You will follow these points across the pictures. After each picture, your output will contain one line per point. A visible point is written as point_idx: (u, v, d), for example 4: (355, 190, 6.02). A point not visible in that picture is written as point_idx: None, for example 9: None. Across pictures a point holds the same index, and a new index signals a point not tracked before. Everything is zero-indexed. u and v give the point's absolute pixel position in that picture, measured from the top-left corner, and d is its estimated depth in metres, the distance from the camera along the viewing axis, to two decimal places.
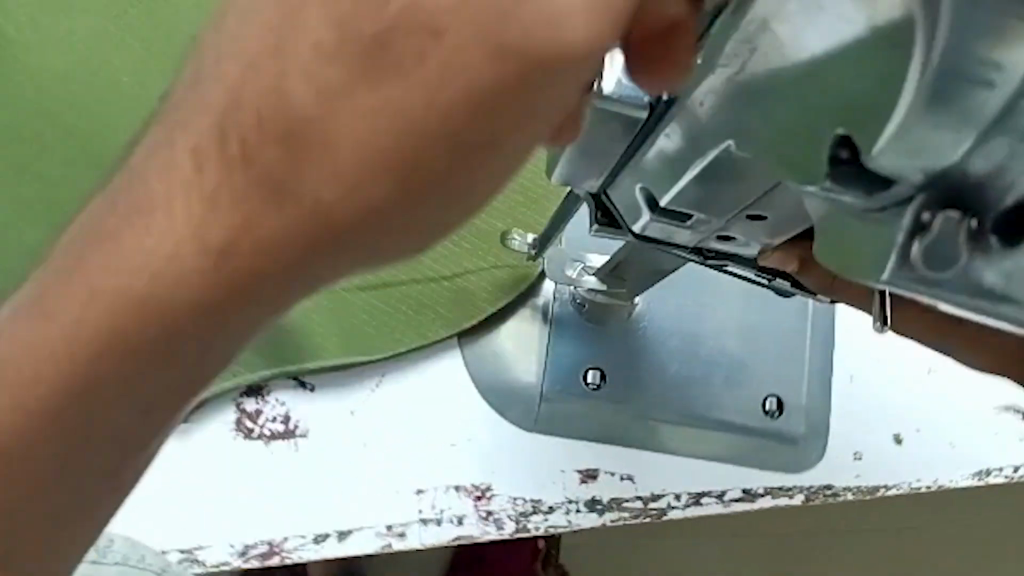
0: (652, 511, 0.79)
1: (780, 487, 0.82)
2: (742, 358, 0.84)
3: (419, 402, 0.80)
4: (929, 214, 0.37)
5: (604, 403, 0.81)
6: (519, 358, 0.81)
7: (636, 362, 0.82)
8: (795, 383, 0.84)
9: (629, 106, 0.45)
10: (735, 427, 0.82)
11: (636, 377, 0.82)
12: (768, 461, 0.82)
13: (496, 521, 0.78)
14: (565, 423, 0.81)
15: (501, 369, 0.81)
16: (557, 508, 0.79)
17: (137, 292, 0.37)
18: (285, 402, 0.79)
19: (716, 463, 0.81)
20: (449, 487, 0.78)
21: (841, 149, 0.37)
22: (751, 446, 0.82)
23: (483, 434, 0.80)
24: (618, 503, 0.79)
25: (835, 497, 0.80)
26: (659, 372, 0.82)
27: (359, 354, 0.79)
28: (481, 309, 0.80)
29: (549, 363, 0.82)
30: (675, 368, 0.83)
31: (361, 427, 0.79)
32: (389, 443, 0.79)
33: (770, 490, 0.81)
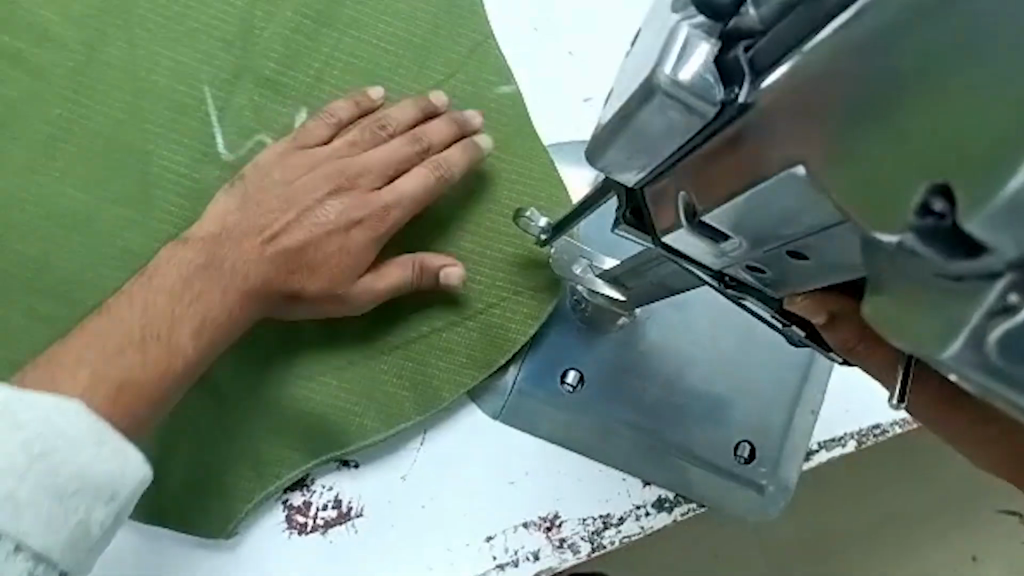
0: (718, 494, 0.78)
1: (831, 438, 0.81)
2: (728, 387, 0.80)
3: (465, 451, 0.78)
4: (1017, 298, 0.27)
5: (584, 406, 0.77)
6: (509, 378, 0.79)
7: (625, 392, 0.78)
8: (778, 421, 0.80)
9: (696, 91, 0.37)
10: (713, 462, 0.79)
11: (625, 405, 0.78)
12: (726, 498, 0.78)
13: (571, 547, 0.77)
14: (554, 427, 0.78)
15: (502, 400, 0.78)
16: (627, 518, 0.78)
17: (212, 286, 0.69)
18: (331, 485, 0.77)
19: (700, 505, 0.78)
20: (518, 526, 0.77)
21: (933, 198, 0.28)
22: (721, 483, 0.79)
23: (537, 463, 0.78)
24: (684, 496, 0.78)
25: (884, 434, 0.81)
26: (655, 385, 0.78)
27: (380, 432, 0.76)
28: (473, 345, 0.78)
29: (527, 375, 0.78)
30: (664, 393, 0.79)
31: (414, 490, 0.77)
32: (447, 498, 0.77)
33: (823, 444, 0.81)
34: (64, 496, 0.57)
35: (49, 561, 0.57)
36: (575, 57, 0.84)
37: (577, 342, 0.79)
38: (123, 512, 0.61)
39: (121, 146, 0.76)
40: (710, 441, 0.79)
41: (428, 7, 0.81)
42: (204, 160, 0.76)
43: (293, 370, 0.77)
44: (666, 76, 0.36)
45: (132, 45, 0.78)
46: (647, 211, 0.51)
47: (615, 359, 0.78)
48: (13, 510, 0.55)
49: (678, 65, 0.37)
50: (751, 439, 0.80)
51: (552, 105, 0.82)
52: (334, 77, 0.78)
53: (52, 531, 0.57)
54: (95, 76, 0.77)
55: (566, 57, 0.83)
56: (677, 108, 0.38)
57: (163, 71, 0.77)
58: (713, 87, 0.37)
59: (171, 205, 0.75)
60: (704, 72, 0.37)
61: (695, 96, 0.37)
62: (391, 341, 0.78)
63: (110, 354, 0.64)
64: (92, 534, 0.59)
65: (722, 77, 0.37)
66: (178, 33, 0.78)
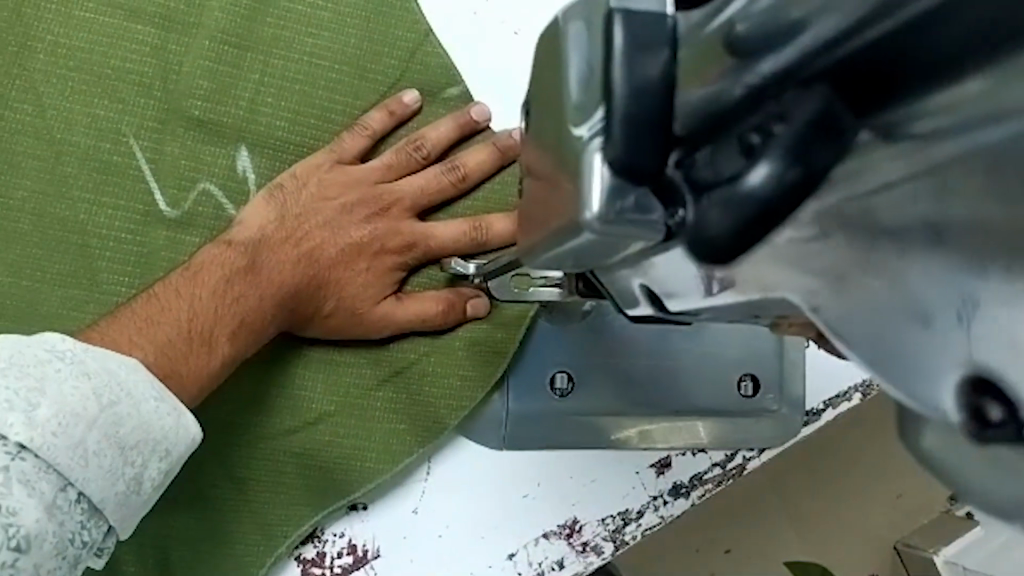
0: (732, 470, 0.77)
1: (837, 394, 0.79)
2: (704, 334, 0.74)
3: (473, 477, 0.75)
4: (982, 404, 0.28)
5: (577, 405, 0.73)
6: (497, 402, 0.74)
7: (613, 369, 0.73)
8: (769, 350, 0.75)
9: (634, 223, 0.29)
10: (721, 410, 0.75)
11: (612, 390, 0.73)
12: (750, 441, 0.75)
13: (595, 549, 0.75)
14: (552, 440, 0.73)
15: (495, 426, 0.74)
16: (646, 510, 0.76)
17: (270, 282, 0.68)
18: (342, 531, 0.73)
19: (729, 453, 0.77)
20: (540, 538, 0.74)
21: (985, 402, 0.28)
22: (733, 430, 0.75)
23: (550, 473, 0.75)
24: (700, 479, 0.77)
25: None
26: (640, 359, 0.73)
27: (383, 474, 0.73)
28: (450, 378, 0.75)
29: (511, 392, 0.74)
30: (646, 360, 0.73)
31: (428, 522, 0.74)
32: (466, 528, 0.74)
33: (829, 401, 0.78)
34: (125, 446, 0.55)
35: (103, 512, 0.55)
36: (522, 36, 0.77)
37: (548, 337, 0.75)
38: (174, 470, 0.58)
39: (51, 219, 0.69)
40: (708, 390, 0.74)
41: (356, 10, 0.74)
42: (145, 220, 0.70)
43: (274, 416, 0.73)
44: (593, 216, 0.29)
45: (42, 106, 0.70)
46: (602, 288, 0.47)
47: (591, 344, 0.73)
48: (85, 454, 0.53)
49: (600, 195, 0.29)
50: (753, 375, 0.75)
51: (504, 97, 0.77)
52: (269, 104, 0.72)
53: (110, 481, 0.54)
54: (7, 147, 0.69)
55: (513, 37, 0.77)
56: (626, 240, 0.30)
57: (82, 130, 0.70)
58: (651, 206, 0.29)
59: (117, 276, 0.69)
60: (624, 192, 0.29)
61: (638, 230, 0.29)
62: (379, 374, 0.75)
63: (184, 323, 0.65)
64: (144, 492, 0.57)
65: (660, 196, 0.29)
66: (87, 83, 0.71)
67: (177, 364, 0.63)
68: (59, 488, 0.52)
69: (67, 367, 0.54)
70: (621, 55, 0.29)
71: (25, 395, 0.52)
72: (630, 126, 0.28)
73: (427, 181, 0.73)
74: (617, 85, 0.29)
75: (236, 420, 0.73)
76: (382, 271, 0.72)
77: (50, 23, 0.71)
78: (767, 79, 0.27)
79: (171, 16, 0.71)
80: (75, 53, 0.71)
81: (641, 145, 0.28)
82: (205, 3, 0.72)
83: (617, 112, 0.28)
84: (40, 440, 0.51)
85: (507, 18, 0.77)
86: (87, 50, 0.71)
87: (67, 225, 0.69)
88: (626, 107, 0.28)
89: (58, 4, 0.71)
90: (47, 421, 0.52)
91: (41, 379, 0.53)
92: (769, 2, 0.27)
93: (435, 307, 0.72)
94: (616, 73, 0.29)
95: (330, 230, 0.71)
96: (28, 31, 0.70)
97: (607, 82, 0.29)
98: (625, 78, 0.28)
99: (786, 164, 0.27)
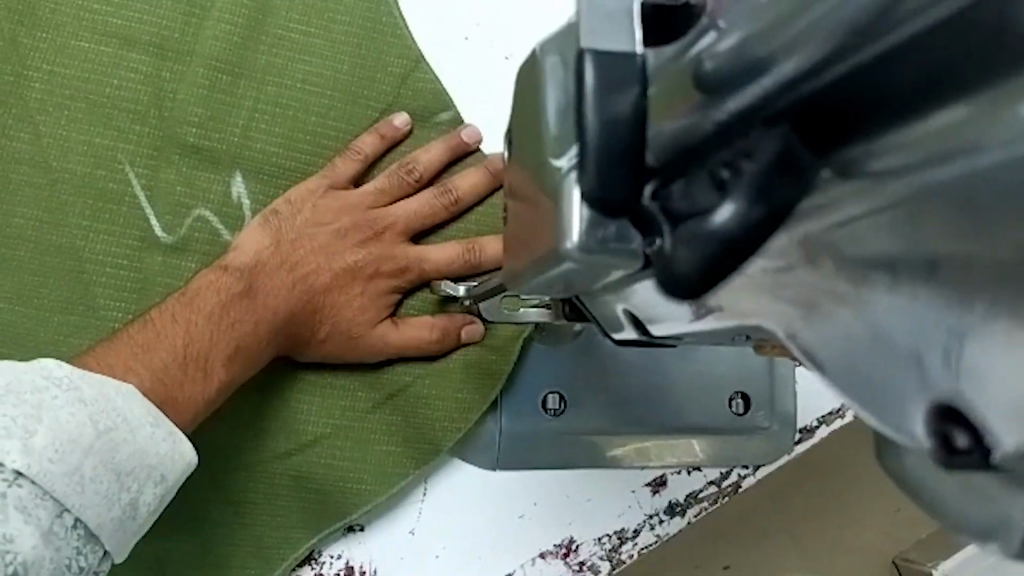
0: (728, 488, 0.77)
1: (831, 411, 0.79)
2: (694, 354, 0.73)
3: (469, 498, 0.75)
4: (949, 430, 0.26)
5: (572, 426, 0.73)
6: (491, 424, 0.74)
7: (605, 388, 0.73)
8: (761, 367, 0.75)
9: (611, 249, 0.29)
10: (715, 428, 0.74)
11: (604, 411, 0.73)
12: (743, 458, 0.75)
13: (592, 569, 0.74)
14: (546, 461, 0.73)
15: (491, 448, 0.74)
16: (641, 529, 0.75)
17: (267, 306, 0.69)
18: (341, 553, 0.74)
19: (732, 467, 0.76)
20: (535, 558, 0.74)
21: (951, 430, 0.26)
22: (727, 450, 0.74)
23: (546, 492, 0.75)
24: (695, 497, 0.76)
25: None
26: (632, 378, 0.73)
27: (380, 495, 0.73)
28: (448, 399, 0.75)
29: (504, 414, 0.74)
30: (639, 377, 0.73)
31: (424, 541, 0.74)
32: (462, 548, 0.74)
33: (823, 419, 0.79)
34: (121, 471, 0.56)
35: (99, 538, 0.55)
36: (512, 61, 0.78)
37: (536, 355, 0.74)
38: (169, 495, 0.59)
39: (47, 245, 0.70)
40: (701, 409, 0.74)
41: (348, 38, 0.75)
42: (140, 246, 0.71)
43: (271, 440, 0.74)
44: (574, 246, 0.29)
45: (38, 134, 0.71)
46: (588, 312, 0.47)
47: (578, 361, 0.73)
48: (82, 480, 0.53)
49: (579, 226, 0.29)
50: (745, 392, 0.74)
51: (496, 120, 0.77)
52: (263, 130, 0.72)
53: (107, 506, 0.55)
54: (4, 175, 0.70)
55: (503, 62, 0.78)
56: (602, 268, 0.30)
57: (78, 157, 0.71)
58: (628, 234, 0.29)
59: (113, 302, 0.70)
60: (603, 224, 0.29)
61: (617, 258, 0.29)
62: (374, 397, 0.75)
63: (181, 347, 0.65)
64: (139, 516, 0.57)
65: (637, 226, 0.29)
66: (83, 112, 0.71)
67: (172, 389, 0.64)
68: (56, 514, 0.52)
69: (63, 395, 0.55)
70: (592, 91, 0.29)
71: (23, 422, 0.52)
72: (608, 163, 0.28)
73: (421, 206, 0.74)
74: (589, 117, 0.28)
75: (233, 443, 0.74)
76: (374, 297, 0.73)
77: (46, 52, 0.72)
78: (733, 117, 0.27)
79: (166, 44, 0.72)
80: (71, 82, 0.71)
81: (616, 179, 0.28)
82: (200, 31, 0.73)
83: (592, 146, 0.28)
84: (37, 466, 0.51)
85: (497, 43, 0.78)
86: (83, 80, 0.72)
87: (64, 252, 0.70)
88: (600, 139, 0.28)
89: (55, 34, 0.72)
90: (44, 448, 0.52)
91: (38, 407, 0.53)
92: (733, 41, 0.26)
93: (429, 330, 0.73)
94: (588, 112, 0.28)
95: (324, 255, 0.72)
96: (25, 61, 0.71)
97: (580, 114, 0.29)
98: (597, 111, 0.28)
99: (751, 203, 0.27)
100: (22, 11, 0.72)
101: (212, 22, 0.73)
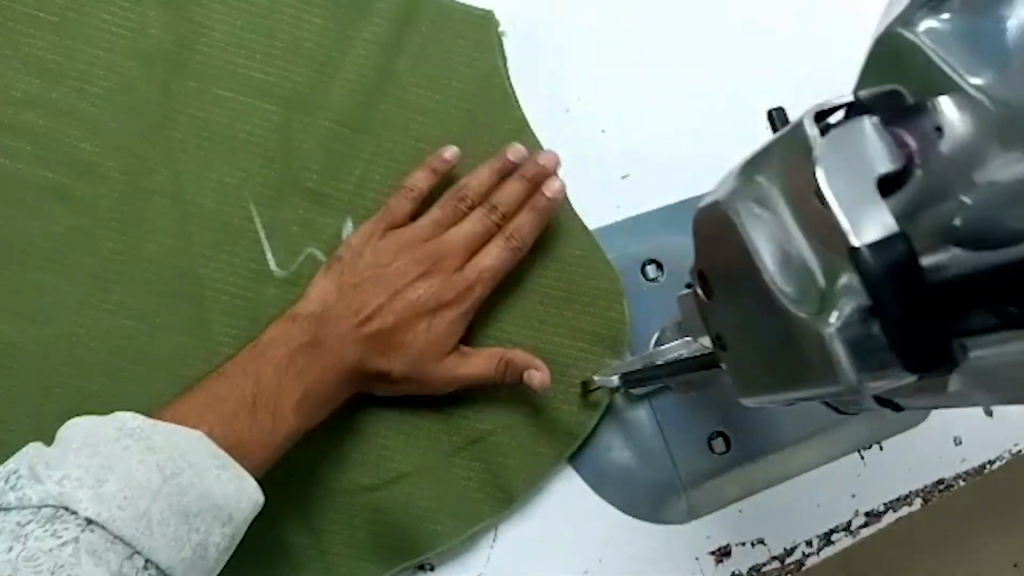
0: (790, 565, 0.76)
1: (896, 496, 0.79)
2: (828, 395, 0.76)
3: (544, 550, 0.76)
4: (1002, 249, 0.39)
5: (734, 467, 0.76)
6: (629, 453, 0.77)
7: (748, 421, 0.76)
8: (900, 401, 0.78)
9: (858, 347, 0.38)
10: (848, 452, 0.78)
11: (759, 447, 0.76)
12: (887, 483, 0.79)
13: None
14: (691, 503, 0.76)
15: (624, 484, 0.77)
16: None
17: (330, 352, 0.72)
18: None
19: (843, 526, 0.77)
20: None
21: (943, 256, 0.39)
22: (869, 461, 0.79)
23: (612, 549, 0.76)
24: (757, 570, 0.76)
25: (947, 489, 0.79)
26: (770, 414, 0.76)
27: (464, 532, 0.76)
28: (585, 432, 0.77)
29: (642, 450, 0.77)
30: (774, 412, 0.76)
31: None
32: None
33: (888, 503, 0.78)
34: (189, 513, 0.59)
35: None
36: (608, 134, 0.83)
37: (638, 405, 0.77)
38: (237, 534, 0.62)
39: (174, 272, 0.76)
40: (840, 442, 0.77)
41: (461, 102, 0.80)
42: (256, 278, 0.76)
43: (357, 473, 0.77)
44: (855, 380, 0.39)
45: (175, 170, 0.77)
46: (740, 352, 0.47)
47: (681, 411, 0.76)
48: (150, 524, 0.57)
49: (850, 360, 0.39)
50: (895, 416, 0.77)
51: (591, 185, 0.82)
52: (377, 182, 0.78)
53: (177, 547, 0.58)
54: (142, 205, 0.76)
55: (600, 134, 0.83)
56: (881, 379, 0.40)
57: (208, 194, 0.77)
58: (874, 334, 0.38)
59: (228, 326, 0.76)
60: (867, 348, 0.38)
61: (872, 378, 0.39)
62: (456, 441, 0.78)
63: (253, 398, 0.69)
64: (209, 556, 0.60)
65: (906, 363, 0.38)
66: (218, 153, 0.77)
67: (243, 436, 0.67)
68: (126, 556, 0.56)
69: (134, 444, 0.59)
70: (869, 251, 0.36)
71: (94, 473, 0.56)
72: (898, 327, 0.37)
73: (473, 232, 0.75)
74: (872, 265, 0.36)
75: (320, 474, 0.77)
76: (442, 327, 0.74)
77: (188, 96, 0.77)
78: (955, 278, 0.39)
79: (298, 98, 0.78)
80: (209, 126, 0.77)
81: (913, 350, 0.37)
82: (328, 87, 0.78)
83: (894, 319, 0.37)
84: (107, 513, 0.55)
85: (597, 116, 0.83)
86: (221, 125, 0.77)
87: (187, 279, 0.76)
88: (902, 313, 0.37)
89: (199, 82, 0.77)
90: (114, 495, 0.56)
91: (109, 457, 0.58)
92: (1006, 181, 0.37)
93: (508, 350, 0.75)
94: (868, 263, 0.36)
95: (386, 295, 0.74)
96: (170, 103, 0.77)
97: (858, 265, 0.36)
98: (878, 261, 0.36)
99: (998, 317, 0.40)
100: (172, 59, 0.77)
101: (340, 80, 0.79)
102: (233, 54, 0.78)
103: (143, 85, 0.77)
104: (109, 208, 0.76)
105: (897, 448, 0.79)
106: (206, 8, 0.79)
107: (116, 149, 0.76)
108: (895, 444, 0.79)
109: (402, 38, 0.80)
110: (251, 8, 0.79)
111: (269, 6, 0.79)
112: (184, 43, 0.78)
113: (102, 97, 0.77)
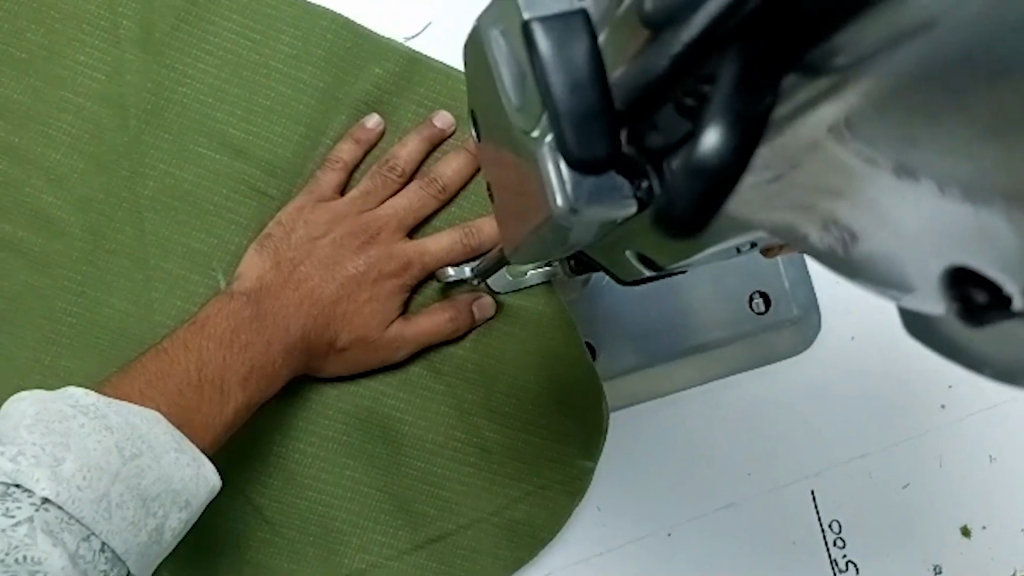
0: None
1: None
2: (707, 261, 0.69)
3: None
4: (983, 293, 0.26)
5: (617, 370, 0.69)
6: None
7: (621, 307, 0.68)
8: (777, 277, 0.70)
9: (606, 204, 0.30)
10: (731, 338, 0.70)
11: (626, 332, 0.68)
12: (767, 358, 0.72)
13: None
14: (594, 396, 0.70)
15: (595, 532, 0.69)
16: None
17: (219, 355, 0.64)
18: None
19: None
20: None
21: (970, 287, 0.26)
22: (752, 361, 0.72)
23: None
24: None
25: None
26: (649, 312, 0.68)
27: None
28: (502, 403, 0.71)
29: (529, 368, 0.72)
30: (657, 307, 0.68)
31: None
32: None
33: None
34: (147, 497, 0.51)
35: (125, 562, 0.50)
36: None
37: (604, 489, 0.70)
38: (193, 521, 0.54)
39: (125, 339, 0.70)
40: (720, 316, 0.69)
41: None
42: None
43: (282, 562, 0.67)
44: (562, 206, 0.31)
45: (142, 230, 0.71)
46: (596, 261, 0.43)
47: (645, 504, 0.70)
48: (108, 507, 0.49)
49: (559, 188, 0.30)
50: (765, 291, 0.70)
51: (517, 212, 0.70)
52: None
53: (134, 532, 0.50)
54: (102, 263, 0.71)
55: None
56: (604, 220, 0.31)
57: (175, 258, 0.71)
58: (618, 182, 0.30)
59: None
60: (600, 181, 0.30)
61: (608, 207, 0.30)
62: (416, 538, 0.68)
63: (166, 397, 0.60)
64: (164, 541, 0.52)
65: (624, 173, 0.30)
66: (186, 216, 0.72)
67: (190, 412, 0.61)
68: (81, 538, 0.48)
69: (90, 423, 0.50)
70: (547, 39, 0.30)
71: (52, 450, 0.48)
72: (569, 85, 0.29)
73: (354, 330, 0.68)
74: (554, 86, 0.29)
75: (255, 559, 0.67)
76: (339, 275, 0.69)
77: (164, 145, 0.72)
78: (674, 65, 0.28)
79: (278, 166, 0.73)
80: (181, 179, 0.72)
81: (594, 135, 0.29)
82: (313, 156, 0.73)
83: (559, 111, 0.29)
84: (66, 494, 0.47)
85: None
86: (194, 180, 0.72)
87: (144, 349, 0.70)
88: (566, 102, 0.29)
89: (176, 136, 0.72)
90: (73, 475, 0.48)
91: (65, 434, 0.49)
92: (583, 54, 0.29)
93: (388, 193, 0.71)
94: (547, 63, 0.30)
95: (291, 352, 0.66)
96: (143, 157, 0.72)
97: (533, 50, 0.30)
98: (562, 78, 0.29)
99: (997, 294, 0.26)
100: (148, 109, 0.72)
101: (327, 145, 0.74)
102: (215, 110, 0.73)
103: (116, 138, 0.72)
104: (69, 257, 0.71)
105: (877, 565, 0.71)
106: (191, 59, 0.73)
107: (80, 204, 0.71)
108: (874, 547, 0.71)
109: (393, 100, 0.74)
110: (239, 60, 0.74)
111: (258, 60, 0.74)
112: (161, 93, 0.73)
113: (71, 145, 0.72)
